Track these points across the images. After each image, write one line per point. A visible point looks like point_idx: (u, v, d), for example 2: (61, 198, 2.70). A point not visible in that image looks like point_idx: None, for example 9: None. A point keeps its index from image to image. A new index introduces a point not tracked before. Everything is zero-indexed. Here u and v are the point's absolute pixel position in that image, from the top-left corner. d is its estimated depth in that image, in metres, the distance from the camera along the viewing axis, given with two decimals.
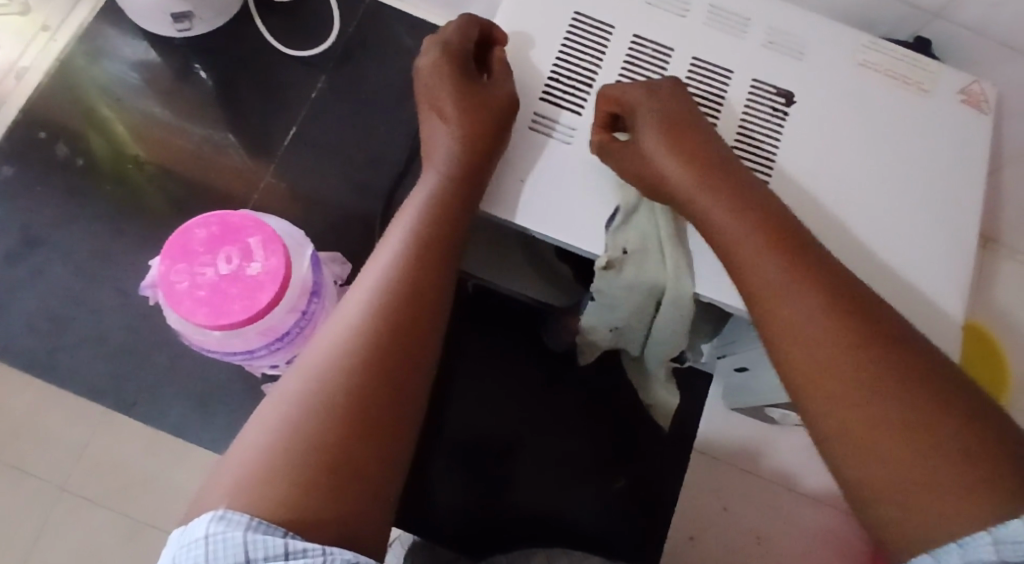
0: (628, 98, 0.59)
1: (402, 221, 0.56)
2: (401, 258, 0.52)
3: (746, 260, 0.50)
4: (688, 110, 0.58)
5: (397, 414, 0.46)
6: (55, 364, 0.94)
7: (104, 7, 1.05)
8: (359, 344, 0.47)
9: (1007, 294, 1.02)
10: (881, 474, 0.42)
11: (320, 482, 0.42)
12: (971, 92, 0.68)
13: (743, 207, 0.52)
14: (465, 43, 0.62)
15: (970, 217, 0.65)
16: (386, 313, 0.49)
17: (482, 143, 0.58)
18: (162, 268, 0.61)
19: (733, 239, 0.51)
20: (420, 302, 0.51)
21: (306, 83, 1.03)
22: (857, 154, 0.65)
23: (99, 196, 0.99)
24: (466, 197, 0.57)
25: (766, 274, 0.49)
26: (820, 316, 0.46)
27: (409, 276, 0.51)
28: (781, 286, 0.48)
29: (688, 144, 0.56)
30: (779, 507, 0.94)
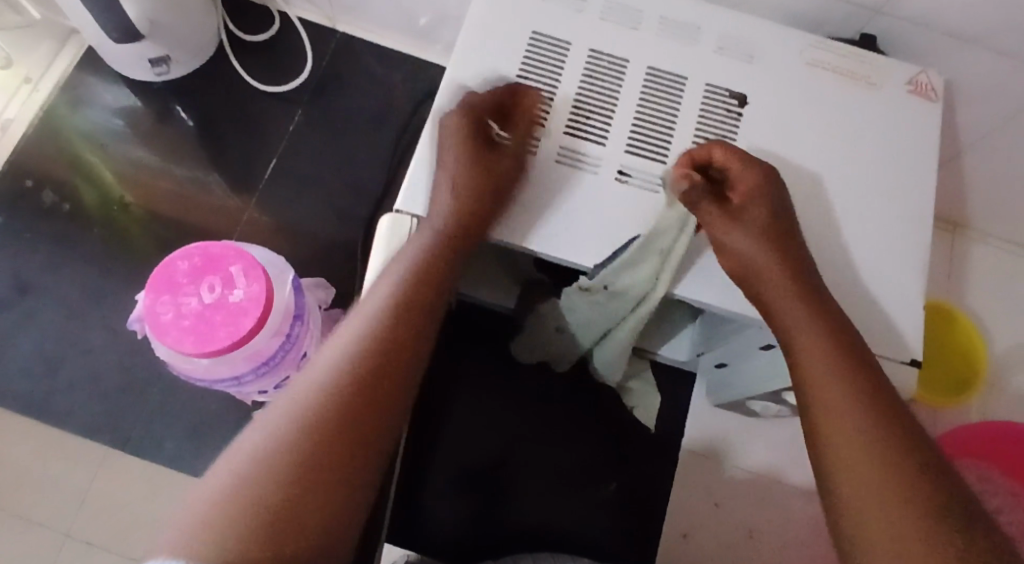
0: (733, 170, 0.60)
1: (395, 270, 0.56)
2: (392, 305, 0.53)
3: (803, 346, 0.55)
4: (783, 209, 0.60)
5: (366, 459, 0.46)
6: (49, 407, 0.96)
7: (84, 56, 1.08)
8: (339, 387, 0.47)
9: (979, 276, 1.05)
10: (885, 549, 0.45)
11: (284, 523, 0.42)
12: (917, 83, 0.71)
13: (813, 309, 0.56)
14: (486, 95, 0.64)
15: (924, 200, 0.67)
16: (372, 356, 0.49)
17: (482, 194, 0.60)
18: (148, 301, 0.63)
19: (805, 334, 0.55)
20: (407, 350, 0.51)
21: (284, 117, 1.06)
22: (811, 149, 0.67)
23: (88, 238, 1.01)
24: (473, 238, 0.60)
25: (825, 369, 0.53)
26: (862, 413, 0.50)
27: (398, 324, 0.52)
28: (835, 381, 0.52)
29: (767, 236, 0.58)
30: (770, 500, 0.95)
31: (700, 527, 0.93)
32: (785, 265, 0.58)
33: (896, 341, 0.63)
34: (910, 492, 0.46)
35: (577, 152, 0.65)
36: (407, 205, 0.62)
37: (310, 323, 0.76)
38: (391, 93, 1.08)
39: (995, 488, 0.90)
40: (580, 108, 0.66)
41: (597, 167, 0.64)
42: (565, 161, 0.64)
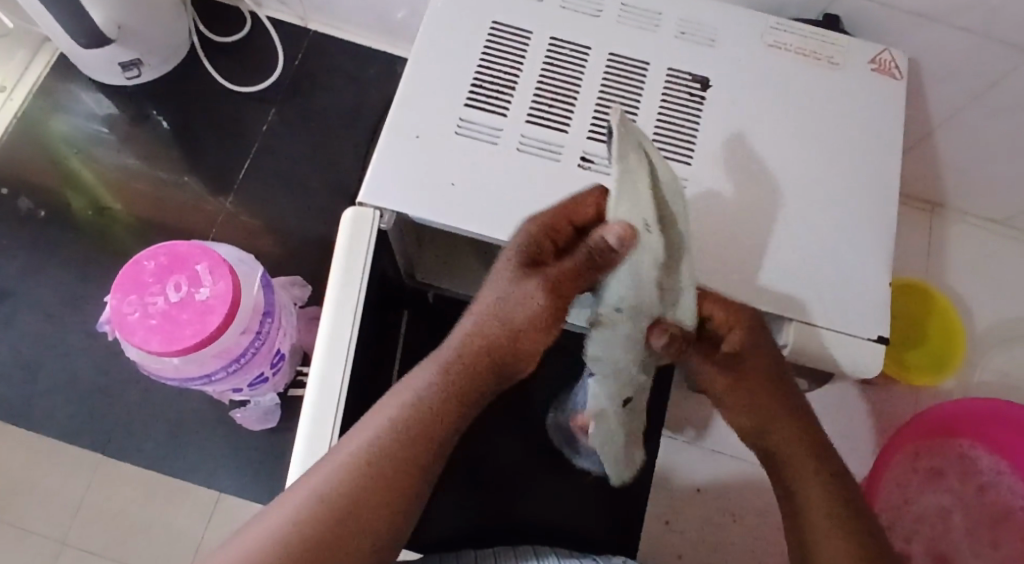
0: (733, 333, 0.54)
1: (439, 355, 0.53)
2: (444, 385, 0.51)
3: (787, 443, 0.54)
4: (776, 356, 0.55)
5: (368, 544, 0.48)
6: (29, 411, 0.96)
7: (58, 63, 1.09)
8: (352, 477, 0.48)
9: (958, 256, 1.05)
10: None
11: None
12: (880, 62, 0.71)
13: (799, 420, 0.55)
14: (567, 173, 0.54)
15: (889, 178, 0.67)
16: (389, 447, 0.49)
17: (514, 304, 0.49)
18: (115, 302, 0.63)
19: (787, 437, 0.54)
20: (423, 448, 0.50)
21: (258, 117, 1.06)
22: (774, 130, 0.67)
23: (64, 243, 1.01)
24: (516, 339, 0.50)
25: (806, 470, 0.53)
26: (833, 514, 0.51)
27: (447, 411, 0.51)
28: (813, 483, 0.53)
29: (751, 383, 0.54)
30: (750, 483, 0.96)
31: (680, 513, 0.94)
32: (772, 403, 0.55)
33: (862, 319, 0.63)
34: None
35: (539, 140, 0.65)
36: (370, 196, 0.62)
37: (282, 320, 0.77)
38: (365, 90, 1.08)
39: (985, 469, 0.91)
40: (542, 96, 0.66)
41: (559, 154, 0.64)
42: (527, 150, 0.64)
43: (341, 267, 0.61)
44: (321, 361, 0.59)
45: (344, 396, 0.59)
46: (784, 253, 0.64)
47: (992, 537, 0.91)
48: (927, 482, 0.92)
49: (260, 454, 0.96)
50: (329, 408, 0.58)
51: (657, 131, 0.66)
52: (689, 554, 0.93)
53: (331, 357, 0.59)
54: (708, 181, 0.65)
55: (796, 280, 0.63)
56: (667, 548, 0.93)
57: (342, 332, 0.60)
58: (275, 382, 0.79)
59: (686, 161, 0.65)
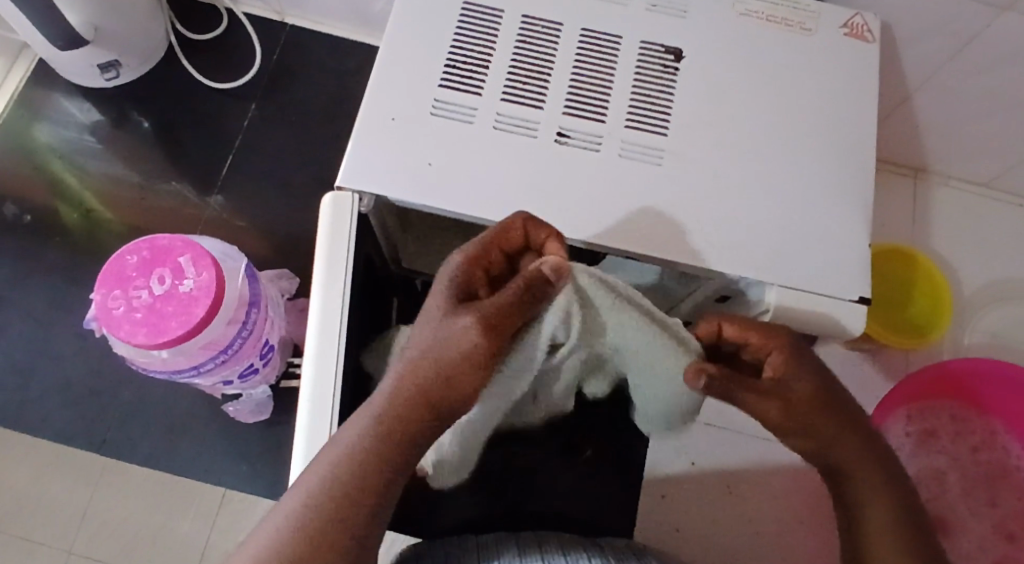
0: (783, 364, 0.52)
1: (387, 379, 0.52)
2: (405, 398, 0.50)
3: (850, 464, 0.53)
4: (831, 386, 0.53)
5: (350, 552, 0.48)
6: (23, 416, 0.96)
7: (37, 69, 1.09)
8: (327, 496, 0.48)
9: (944, 220, 1.05)
10: None
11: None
12: (852, 25, 0.71)
13: (857, 437, 0.53)
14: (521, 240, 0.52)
15: (864, 139, 0.68)
16: (359, 465, 0.49)
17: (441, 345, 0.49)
18: (99, 297, 0.63)
19: (846, 456, 0.53)
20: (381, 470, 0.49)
21: (238, 114, 1.07)
22: (746, 96, 0.68)
23: (51, 248, 1.02)
24: (448, 382, 0.49)
25: (867, 484, 0.53)
26: (895, 528, 0.52)
27: (382, 455, 0.49)
28: (878, 497, 0.53)
29: (806, 413, 0.52)
30: (743, 454, 0.96)
31: (676, 487, 0.95)
32: (824, 424, 0.52)
33: (842, 281, 0.64)
34: None
35: (515, 118, 0.65)
36: (348, 180, 0.62)
37: (270, 310, 0.77)
38: (345, 82, 1.08)
39: (976, 428, 0.92)
40: (517, 74, 0.66)
41: (535, 130, 0.65)
42: (504, 128, 0.64)
43: (326, 251, 0.62)
44: (314, 345, 0.59)
45: (338, 380, 0.59)
46: (762, 218, 0.64)
47: (988, 496, 0.91)
48: (920, 445, 0.92)
49: (255, 447, 0.96)
50: (324, 392, 0.59)
51: (632, 103, 0.66)
52: (687, 526, 0.94)
53: (322, 341, 0.60)
54: (685, 150, 0.65)
55: (777, 244, 0.63)
56: (664, 522, 0.94)
57: (332, 316, 0.60)
58: (266, 374, 0.79)
59: (662, 133, 0.65)
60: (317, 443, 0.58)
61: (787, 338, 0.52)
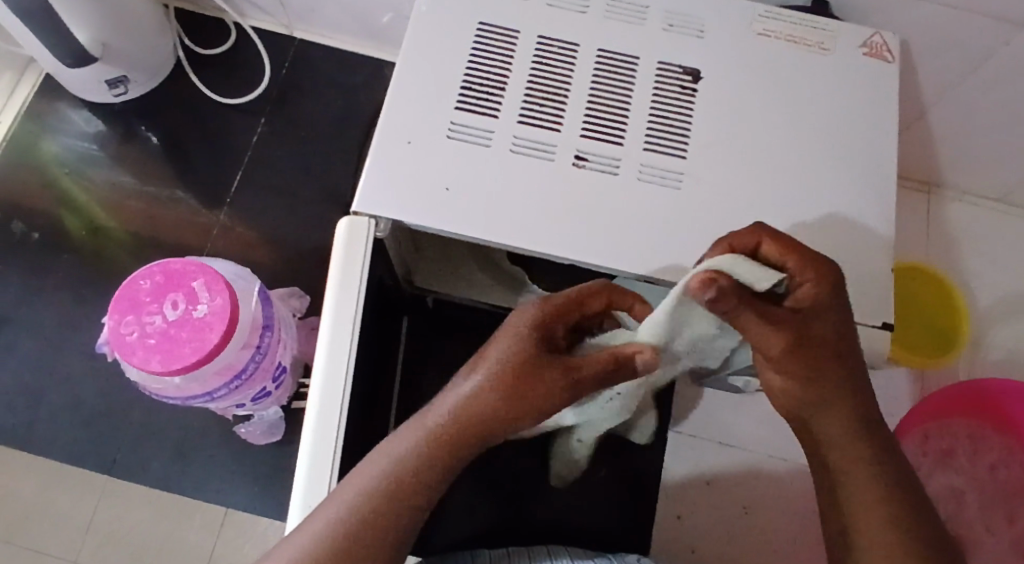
0: (800, 298, 0.51)
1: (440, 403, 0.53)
2: (445, 430, 0.51)
3: (839, 448, 0.54)
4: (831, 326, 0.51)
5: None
6: (33, 437, 0.96)
7: (44, 83, 1.09)
8: (348, 520, 0.49)
9: (958, 234, 1.05)
10: None
11: None
12: (871, 45, 0.71)
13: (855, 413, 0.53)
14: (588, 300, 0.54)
15: (884, 161, 0.67)
16: (379, 492, 0.50)
17: (525, 379, 0.50)
18: (112, 323, 0.62)
19: (839, 436, 0.53)
20: (407, 504, 0.51)
21: (248, 129, 1.06)
22: (766, 116, 0.67)
23: (59, 265, 1.01)
24: (505, 420, 0.51)
25: (845, 436, 0.54)
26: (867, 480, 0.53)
27: (427, 471, 0.51)
28: (848, 449, 0.54)
29: (812, 349, 0.51)
30: (759, 476, 0.96)
31: (692, 508, 0.94)
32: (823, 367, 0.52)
33: (866, 306, 0.63)
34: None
35: (532, 140, 0.64)
36: (364, 205, 0.62)
37: (283, 333, 0.76)
38: (355, 97, 1.07)
39: (993, 444, 0.90)
40: (534, 96, 0.65)
41: (553, 153, 0.64)
42: (521, 151, 0.64)
43: (339, 273, 0.61)
44: (324, 366, 0.58)
45: (348, 403, 0.58)
46: None
47: (1009, 513, 0.89)
48: (938, 465, 0.92)
49: (268, 468, 0.95)
50: (334, 416, 0.57)
51: (650, 126, 0.65)
52: (703, 548, 0.93)
53: (332, 362, 0.59)
54: (704, 174, 0.64)
55: None
56: (680, 544, 0.93)
57: (343, 337, 0.59)
58: (278, 396, 0.79)
59: (680, 156, 0.65)
60: (321, 470, 0.57)
61: (825, 277, 0.50)
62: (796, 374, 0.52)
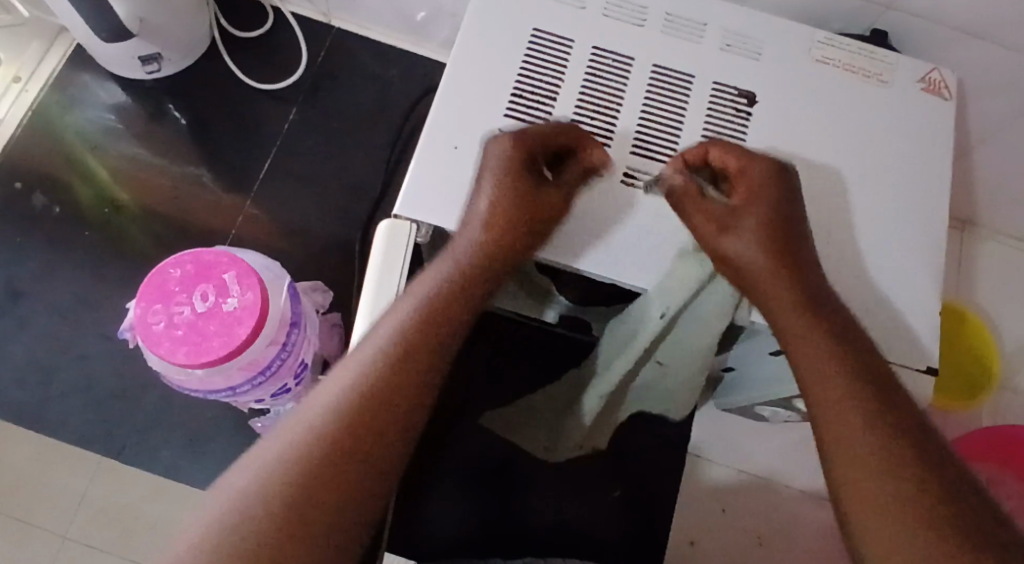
0: (750, 177, 0.55)
1: (421, 281, 0.54)
2: (426, 299, 0.52)
3: (821, 374, 0.49)
4: (791, 216, 0.55)
5: (317, 485, 0.44)
6: (44, 414, 0.96)
7: (74, 55, 1.08)
8: (323, 418, 0.46)
9: (988, 273, 1.04)
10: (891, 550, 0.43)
11: (243, 523, 0.42)
12: (930, 80, 0.69)
13: (826, 322, 0.51)
14: (556, 136, 0.58)
15: (937, 201, 0.66)
16: (356, 394, 0.47)
17: (528, 204, 0.55)
18: (138, 311, 0.62)
19: (815, 354, 0.50)
20: (383, 395, 0.48)
21: (279, 116, 1.06)
22: (820, 144, 0.65)
23: (81, 242, 1.01)
24: (501, 260, 0.55)
25: (831, 349, 0.50)
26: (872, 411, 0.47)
27: (411, 346, 0.50)
28: (844, 375, 0.49)
29: (776, 235, 0.53)
30: (776, 506, 0.95)
31: (707, 534, 0.93)
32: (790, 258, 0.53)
33: (911, 349, 0.62)
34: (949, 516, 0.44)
35: None
36: (405, 209, 0.60)
37: (307, 331, 0.75)
38: (388, 91, 1.07)
39: None
40: (585, 108, 0.64)
41: None
42: None
43: (376, 274, 0.60)
44: None
45: None
46: (832, 278, 0.62)
47: None
48: None
49: None
50: None
51: None
52: None
53: None
54: None
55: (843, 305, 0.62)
56: None
57: None
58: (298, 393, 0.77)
59: None
60: None
61: (760, 168, 0.55)
62: (759, 256, 0.52)
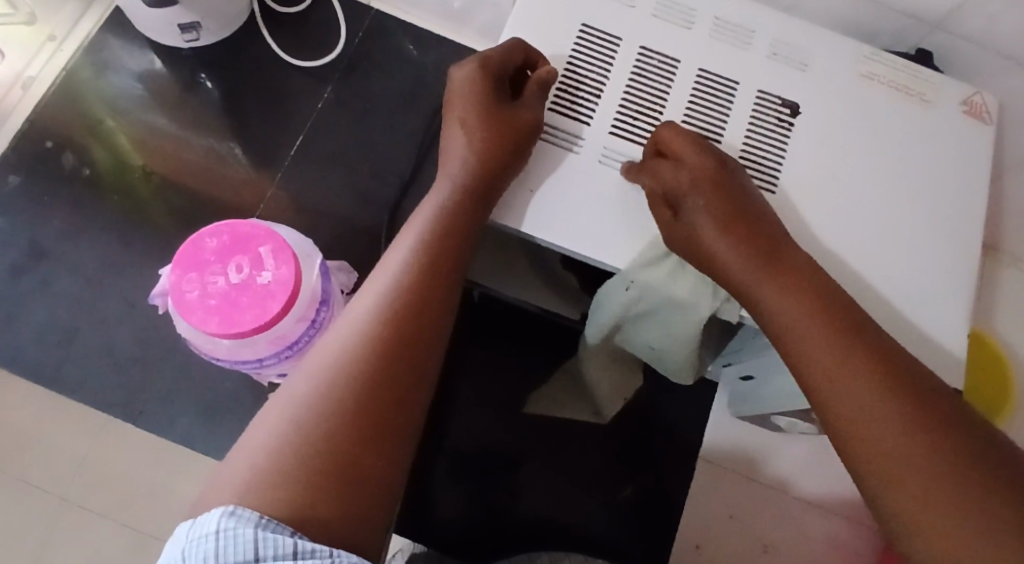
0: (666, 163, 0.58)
1: (412, 229, 0.58)
2: (420, 247, 0.56)
3: (788, 326, 0.52)
4: (737, 184, 0.57)
5: (354, 425, 0.47)
6: (61, 375, 0.96)
7: (110, 18, 1.07)
8: (349, 361, 0.49)
9: (1009, 300, 1.04)
10: (917, 516, 0.44)
11: (293, 464, 0.45)
12: (972, 103, 0.69)
13: (778, 265, 0.54)
14: (505, 63, 0.62)
15: (973, 225, 0.66)
16: (376, 336, 0.50)
17: (497, 123, 0.59)
18: (174, 278, 0.65)
19: (776, 306, 0.53)
20: (401, 331, 0.51)
21: (312, 94, 1.06)
22: (860, 160, 0.66)
23: (106, 207, 1.01)
24: (485, 203, 0.59)
25: (797, 321, 0.52)
26: (855, 372, 0.49)
27: (417, 286, 0.53)
28: (819, 344, 0.50)
29: (727, 210, 0.56)
30: (782, 515, 0.95)
31: (713, 539, 0.94)
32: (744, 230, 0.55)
33: (936, 369, 0.62)
34: (961, 472, 0.45)
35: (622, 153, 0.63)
36: None
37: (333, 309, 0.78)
38: (422, 78, 1.07)
39: None
40: (628, 108, 0.64)
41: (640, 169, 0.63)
42: (610, 163, 0.62)
43: None
44: None
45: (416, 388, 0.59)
46: (862, 294, 0.62)
47: None
48: None
49: None
50: None
51: (743, 157, 0.64)
52: None
53: None
54: (789, 214, 0.64)
55: (876, 323, 0.62)
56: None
57: None
58: None
59: (769, 192, 0.64)
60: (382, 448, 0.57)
61: (684, 134, 0.59)
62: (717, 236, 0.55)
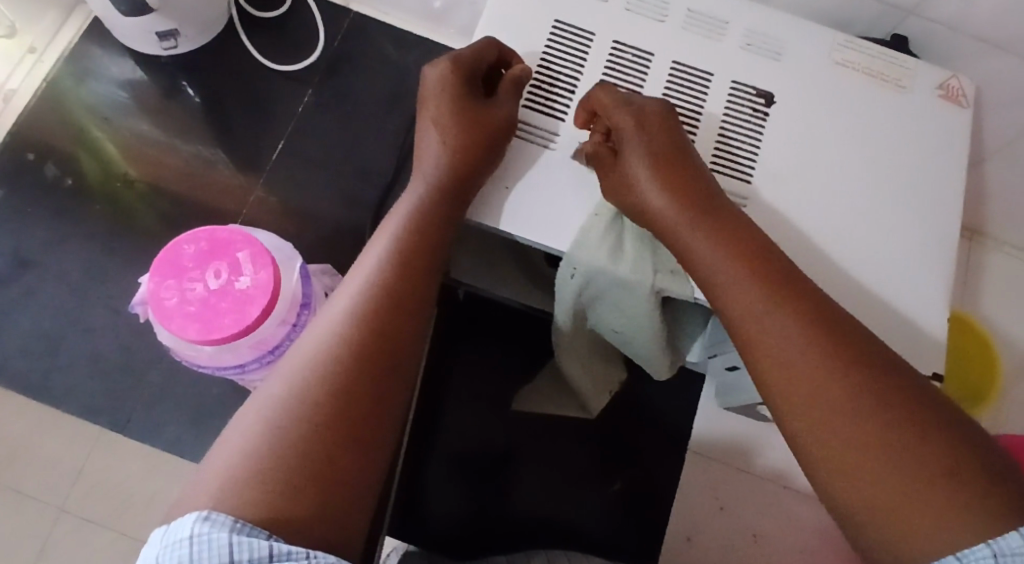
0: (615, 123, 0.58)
1: (388, 229, 0.58)
2: (394, 247, 0.56)
3: (733, 298, 0.51)
4: (685, 153, 0.58)
5: (326, 428, 0.47)
6: (49, 385, 0.97)
7: (90, 27, 1.07)
8: (323, 364, 0.49)
9: (994, 284, 1.04)
10: (873, 495, 0.44)
11: (266, 467, 0.45)
12: (948, 88, 0.69)
13: (727, 238, 0.53)
14: (477, 61, 0.62)
15: (950, 209, 0.66)
16: (351, 338, 0.50)
17: (469, 122, 0.60)
18: (153, 285, 0.65)
19: (722, 279, 0.52)
20: (378, 332, 0.51)
21: (293, 98, 1.06)
22: (836, 147, 0.66)
23: (91, 216, 1.01)
24: (460, 202, 0.59)
25: (742, 293, 0.51)
26: (802, 344, 0.48)
27: (391, 287, 0.53)
28: (767, 319, 0.49)
29: (675, 177, 0.56)
30: (773, 505, 0.95)
31: (705, 531, 0.94)
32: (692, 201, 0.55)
33: (915, 353, 0.62)
34: (921, 448, 0.44)
35: None
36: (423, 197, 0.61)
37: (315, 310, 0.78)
38: (404, 78, 1.07)
39: None
40: None
41: None
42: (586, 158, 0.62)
43: None
44: None
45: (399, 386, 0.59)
46: (840, 280, 0.62)
47: None
48: None
49: None
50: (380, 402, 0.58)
51: (718, 148, 0.65)
52: None
53: None
54: (765, 203, 0.64)
55: (856, 311, 0.62)
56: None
57: None
58: None
59: (744, 181, 0.64)
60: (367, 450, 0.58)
61: (633, 100, 0.59)
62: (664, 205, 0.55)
